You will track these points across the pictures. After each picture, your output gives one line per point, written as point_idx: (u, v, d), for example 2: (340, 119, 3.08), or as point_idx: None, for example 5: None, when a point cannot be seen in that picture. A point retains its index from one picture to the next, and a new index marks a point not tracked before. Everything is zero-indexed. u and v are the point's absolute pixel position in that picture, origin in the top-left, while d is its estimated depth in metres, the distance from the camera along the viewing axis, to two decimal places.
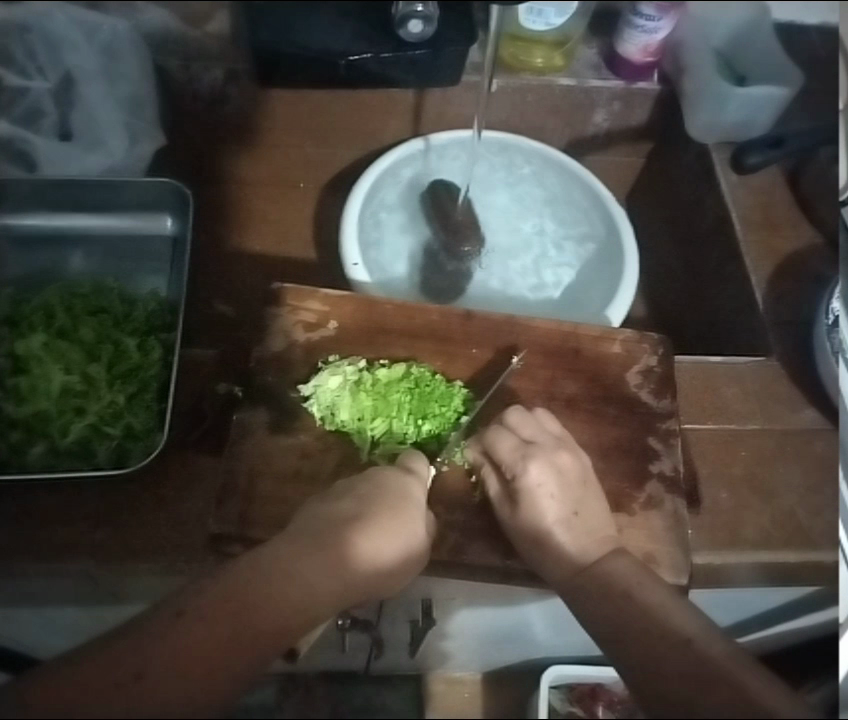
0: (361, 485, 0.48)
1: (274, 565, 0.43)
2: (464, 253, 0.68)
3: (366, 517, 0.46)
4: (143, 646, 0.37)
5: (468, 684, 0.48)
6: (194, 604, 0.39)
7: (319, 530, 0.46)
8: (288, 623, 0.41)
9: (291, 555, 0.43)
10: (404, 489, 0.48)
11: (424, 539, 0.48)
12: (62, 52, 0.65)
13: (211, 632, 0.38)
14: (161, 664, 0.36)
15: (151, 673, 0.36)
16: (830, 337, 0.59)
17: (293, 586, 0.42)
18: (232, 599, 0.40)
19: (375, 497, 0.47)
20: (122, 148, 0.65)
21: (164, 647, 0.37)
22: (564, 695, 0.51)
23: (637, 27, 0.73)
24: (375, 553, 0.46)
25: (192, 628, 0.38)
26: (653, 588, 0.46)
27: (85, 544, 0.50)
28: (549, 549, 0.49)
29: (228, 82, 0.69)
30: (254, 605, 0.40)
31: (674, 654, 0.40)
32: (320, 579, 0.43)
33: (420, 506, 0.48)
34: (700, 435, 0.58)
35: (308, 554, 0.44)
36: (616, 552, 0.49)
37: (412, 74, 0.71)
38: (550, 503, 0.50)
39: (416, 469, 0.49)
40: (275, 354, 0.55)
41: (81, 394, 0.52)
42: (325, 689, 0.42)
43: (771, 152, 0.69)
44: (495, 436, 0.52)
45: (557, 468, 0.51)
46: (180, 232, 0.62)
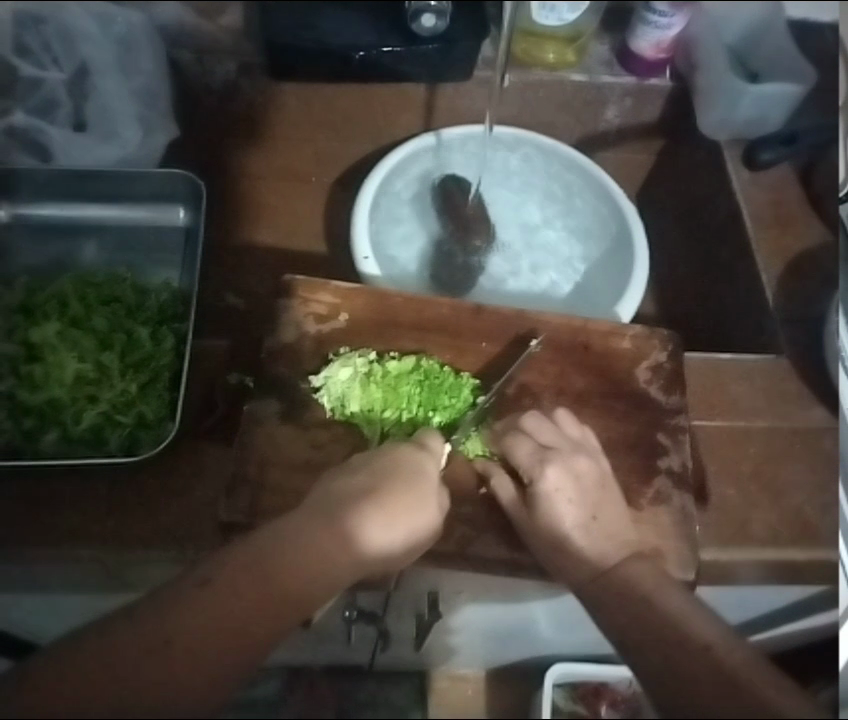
0: (377, 459, 0.49)
1: (291, 536, 0.43)
2: (474, 246, 0.68)
3: (382, 491, 0.46)
4: (167, 617, 0.38)
5: (471, 681, 0.47)
6: (216, 575, 0.41)
7: (335, 503, 0.46)
8: (307, 590, 0.41)
9: (308, 527, 0.44)
10: (418, 463, 0.48)
11: (438, 514, 0.48)
12: (75, 43, 0.67)
13: (231, 603, 0.40)
14: (185, 633, 0.38)
15: (179, 639, 0.38)
16: (838, 338, 0.60)
17: (310, 555, 0.43)
18: (252, 568, 0.41)
19: (390, 472, 0.47)
20: (134, 139, 0.64)
21: (186, 619, 0.38)
22: (568, 695, 0.49)
23: (649, 23, 0.75)
24: (390, 529, 0.46)
25: (214, 598, 0.40)
26: (670, 590, 0.44)
27: (92, 531, 0.49)
28: (565, 555, 0.47)
29: (240, 74, 0.70)
30: (272, 574, 0.41)
31: (686, 654, 0.40)
32: (338, 550, 0.44)
33: (435, 481, 0.48)
34: (708, 430, 0.58)
35: (325, 525, 0.45)
36: (635, 558, 0.47)
37: (426, 68, 0.73)
38: (568, 507, 0.49)
39: (429, 446, 0.50)
40: (286, 346, 0.56)
41: (94, 381, 0.54)
42: (329, 687, 0.43)
43: (783, 149, 0.70)
44: (513, 442, 0.52)
45: (575, 473, 0.50)
46: (193, 223, 0.62)
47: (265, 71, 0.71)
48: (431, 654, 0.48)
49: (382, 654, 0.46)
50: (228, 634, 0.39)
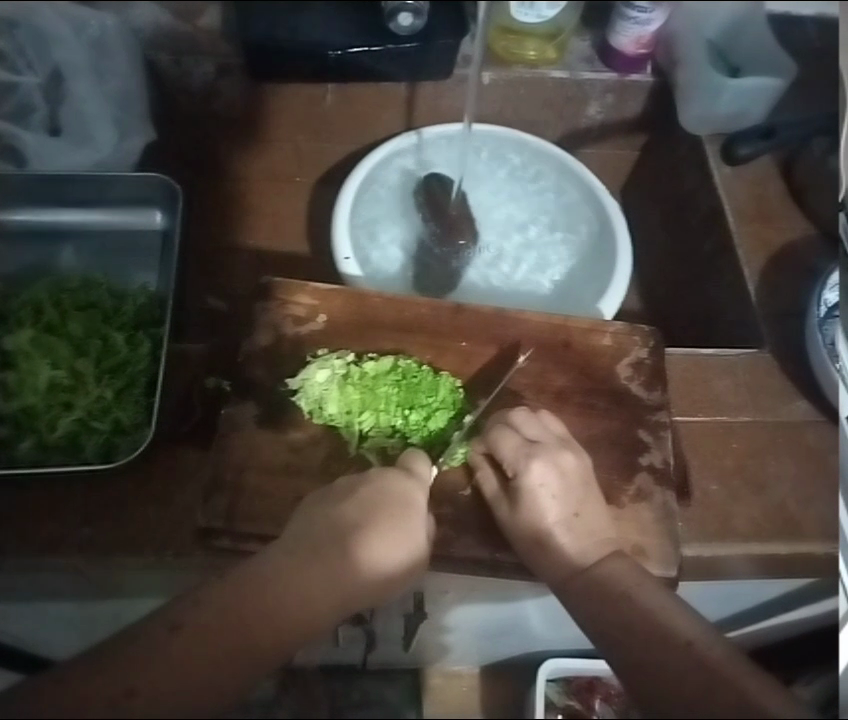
0: (361, 491, 0.47)
1: (272, 581, 0.41)
2: (459, 247, 0.67)
3: (368, 527, 0.45)
4: (144, 659, 0.35)
5: (467, 678, 0.46)
6: (191, 617, 0.37)
7: (320, 541, 0.44)
8: (287, 636, 0.39)
9: (292, 567, 0.42)
10: (407, 496, 0.47)
11: (425, 546, 0.47)
12: (50, 48, 0.65)
13: (212, 645, 0.36)
14: (164, 682, 0.34)
15: (146, 687, 0.34)
16: (820, 330, 0.58)
17: (293, 597, 0.40)
18: (230, 613, 0.38)
19: (378, 504, 0.45)
20: (110, 143, 0.64)
21: (163, 664, 0.34)
22: (560, 689, 0.50)
23: (629, 17, 0.74)
24: (377, 562, 0.44)
25: (186, 643, 0.35)
26: (653, 593, 0.43)
27: (73, 541, 0.49)
28: (549, 552, 0.47)
29: (219, 76, 0.70)
30: (253, 619, 0.38)
31: (675, 658, 0.38)
32: (321, 592, 0.41)
33: (423, 511, 0.47)
34: (691, 427, 0.57)
35: (307, 566, 0.42)
36: (615, 556, 0.46)
37: (404, 67, 0.72)
38: (551, 503, 0.48)
39: (417, 471, 0.48)
40: (263, 349, 0.55)
41: (69, 389, 0.53)
42: (323, 686, 0.40)
43: (761, 144, 0.70)
44: (499, 436, 0.51)
45: (559, 469, 0.49)
46: (169, 225, 0.62)
47: (245, 71, 0.71)
48: (422, 653, 0.46)
49: (372, 653, 0.44)
50: (209, 677, 0.35)
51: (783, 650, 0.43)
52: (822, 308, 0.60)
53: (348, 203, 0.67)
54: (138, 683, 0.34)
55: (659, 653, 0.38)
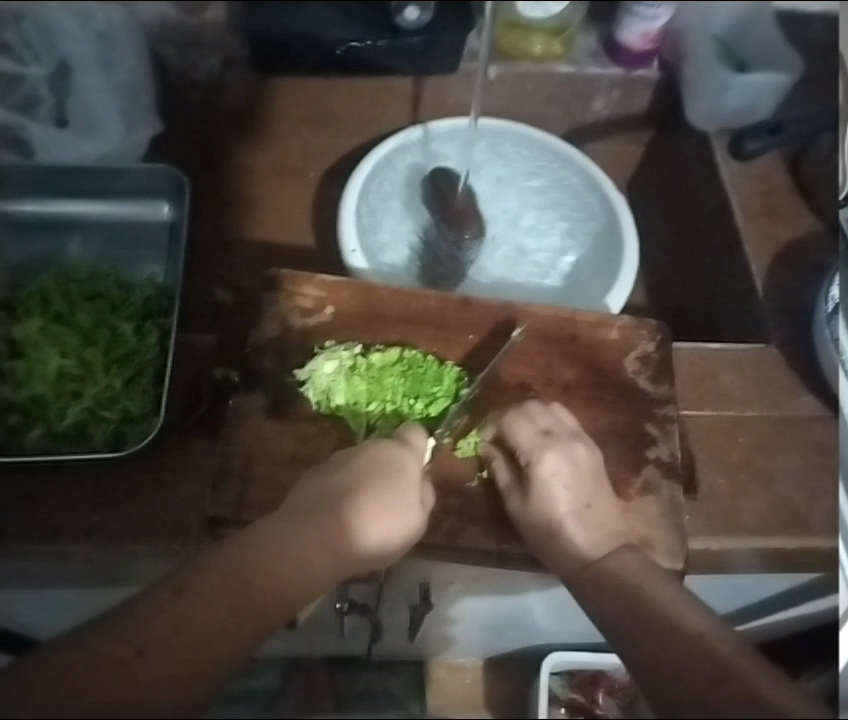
0: (356, 458, 0.48)
1: (268, 542, 0.43)
2: (464, 239, 0.66)
3: (358, 493, 0.46)
4: (149, 622, 0.37)
5: (470, 670, 0.44)
6: (194, 582, 0.40)
7: (314, 507, 0.46)
8: (284, 595, 0.41)
9: (288, 532, 0.44)
10: (399, 461, 0.47)
11: (423, 515, 0.48)
12: (56, 40, 0.66)
13: (213, 608, 0.39)
14: (166, 642, 0.36)
15: (152, 647, 0.36)
16: (827, 327, 0.59)
17: (286, 557, 0.42)
18: (228, 577, 0.41)
19: (370, 473, 0.47)
20: (118, 135, 0.65)
21: (164, 627, 0.37)
22: (564, 682, 0.45)
23: (635, 14, 0.74)
24: (371, 525, 0.45)
25: (187, 608, 0.38)
26: (665, 585, 0.43)
27: (80, 529, 0.49)
28: (558, 541, 0.47)
29: (225, 68, 0.70)
30: (250, 579, 0.41)
31: (692, 657, 0.38)
32: (313, 553, 0.43)
33: (416, 477, 0.47)
34: (698, 420, 0.57)
35: (302, 527, 0.44)
36: (624, 549, 0.47)
37: (411, 61, 0.73)
38: (563, 491, 0.49)
39: (412, 441, 0.49)
40: (272, 341, 0.55)
41: (78, 379, 0.53)
42: (326, 675, 0.40)
43: (769, 139, 0.71)
44: (514, 422, 0.51)
45: (573, 459, 0.50)
46: (177, 217, 0.62)
47: (250, 66, 0.71)
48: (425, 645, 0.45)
49: (376, 646, 0.44)
50: (206, 638, 0.37)
51: (792, 644, 0.43)
52: (829, 304, 0.60)
53: (355, 194, 0.67)
54: (146, 643, 0.36)
55: (672, 648, 0.38)
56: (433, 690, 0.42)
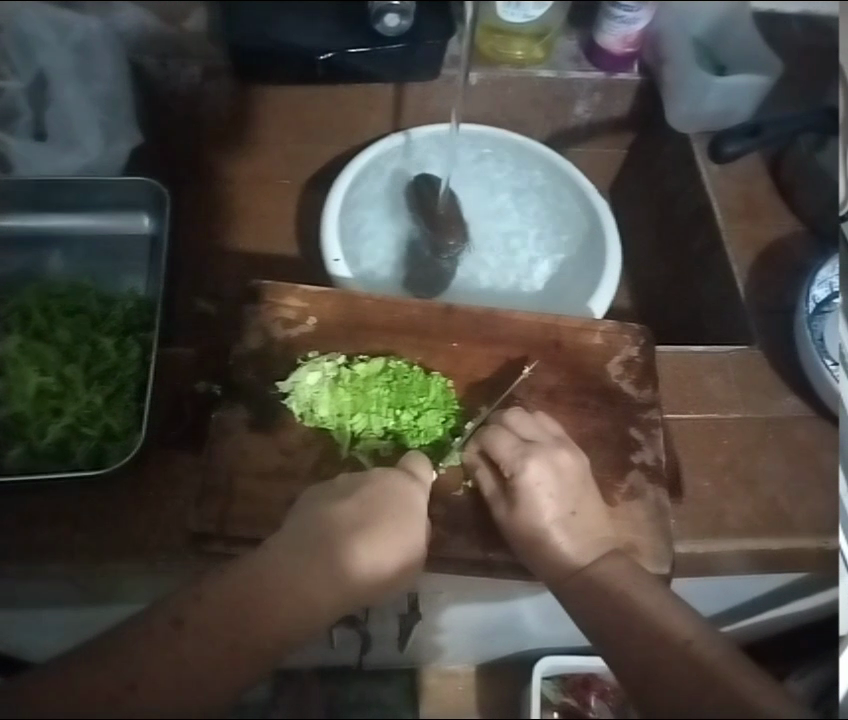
0: (363, 488, 0.47)
1: (275, 573, 0.42)
2: (449, 246, 0.67)
3: (366, 526, 0.45)
4: (144, 656, 0.35)
5: (461, 677, 0.46)
6: (194, 613, 0.38)
7: (319, 538, 0.45)
8: (290, 629, 0.39)
9: (293, 566, 0.42)
10: (407, 498, 0.47)
11: (423, 548, 0.47)
12: (34, 51, 0.66)
13: (213, 641, 0.37)
14: (162, 676, 0.35)
15: (145, 682, 0.35)
16: (809, 328, 0.58)
17: (293, 592, 0.41)
18: (229, 609, 0.39)
19: (379, 505, 0.46)
20: (97, 147, 0.64)
21: (160, 660, 0.35)
22: (556, 686, 0.49)
23: (615, 17, 0.75)
24: (377, 559, 0.45)
25: (189, 638, 0.36)
26: (649, 591, 0.43)
27: (65, 548, 0.48)
28: (544, 551, 0.47)
29: (206, 78, 0.70)
30: (254, 612, 0.39)
31: (675, 663, 0.37)
32: (320, 587, 0.42)
33: (424, 513, 0.47)
34: (682, 424, 0.57)
35: (308, 560, 0.43)
36: (610, 556, 0.46)
37: (392, 67, 0.73)
38: (548, 501, 0.48)
39: (419, 475, 0.49)
40: (254, 353, 0.55)
41: (58, 395, 0.53)
42: (320, 688, 0.40)
43: (749, 140, 0.70)
44: (494, 436, 0.51)
45: (555, 467, 0.50)
46: (158, 230, 0.61)
47: (233, 75, 0.71)
48: (416, 653, 0.46)
49: (368, 654, 0.43)
50: (205, 673, 0.35)
51: (779, 648, 0.43)
52: (811, 305, 0.60)
53: (336, 202, 0.67)
54: (138, 677, 0.35)
55: (654, 653, 0.38)
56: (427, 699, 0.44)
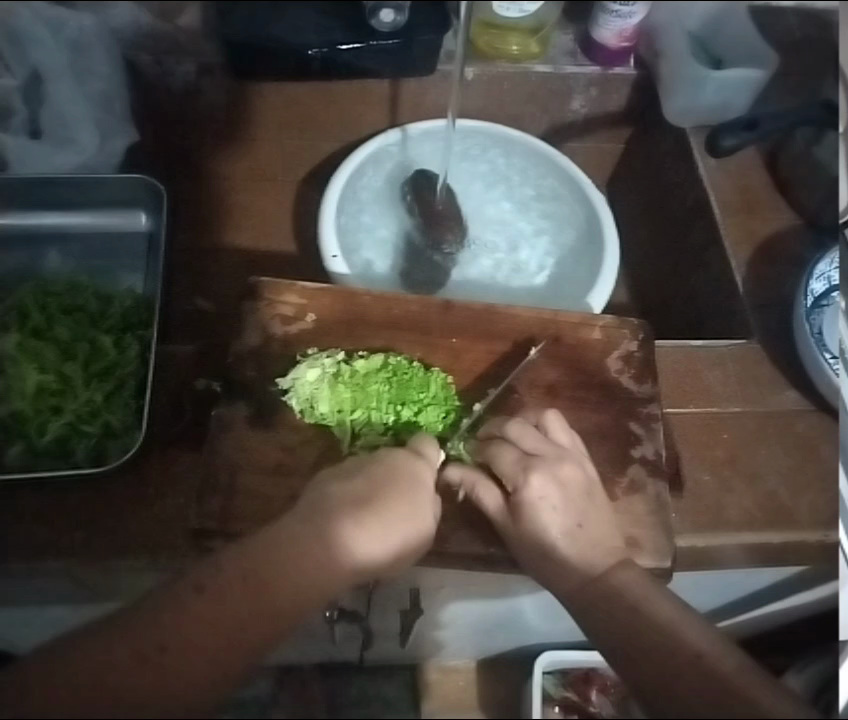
0: (375, 465, 0.47)
1: (289, 540, 0.41)
2: (447, 242, 0.67)
3: (378, 497, 0.45)
4: (171, 617, 0.35)
5: (462, 674, 0.50)
6: (214, 580, 0.38)
7: (331, 507, 0.45)
8: (307, 595, 0.39)
9: (306, 535, 0.42)
10: (418, 471, 0.47)
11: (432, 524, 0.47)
12: (27, 48, 0.65)
13: (235, 605, 0.37)
14: (191, 636, 0.34)
15: (174, 643, 0.34)
16: (808, 322, 0.57)
17: (309, 558, 0.41)
18: (248, 573, 0.39)
19: (390, 479, 0.46)
20: (93, 145, 0.64)
21: (186, 622, 0.35)
22: (558, 681, 0.49)
23: (612, 12, 0.74)
24: (388, 530, 0.44)
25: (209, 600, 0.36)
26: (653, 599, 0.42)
27: (65, 544, 0.47)
28: (552, 567, 0.46)
29: (200, 75, 0.69)
30: (273, 575, 0.39)
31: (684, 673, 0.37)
32: (335, 555, 0.42)
33: (432, 488, 0.47)
34: (682, 418, 0.58)
35: (321, 529, 0.43)
36: (620, 565, 0.46)
37: (386, 63, 0.72)
38: (553, 514, 0.47)
39: (426, 454, 0.49)
40: (253, 349, 0.55)
41: (57, 393, 0.53)
42: (321, 684, 0.41)
43: (745, 134, 0.70)
44: (496, 450, 0.50)
45: (559, 480, 0.49)
46: (154, 227, 0.61)
47: (225, 72, 0.70)
48: (418, 649, 0.48)
49: (369, 651, 0.44)
50: (230, 635, 0.35)
51: (780, 642, 0.43)
52: (809, 298, 0.58)
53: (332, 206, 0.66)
54: (168, 638, 0.34)
55: (663, 663, 0.38)
56: (429, 696, 0.47)
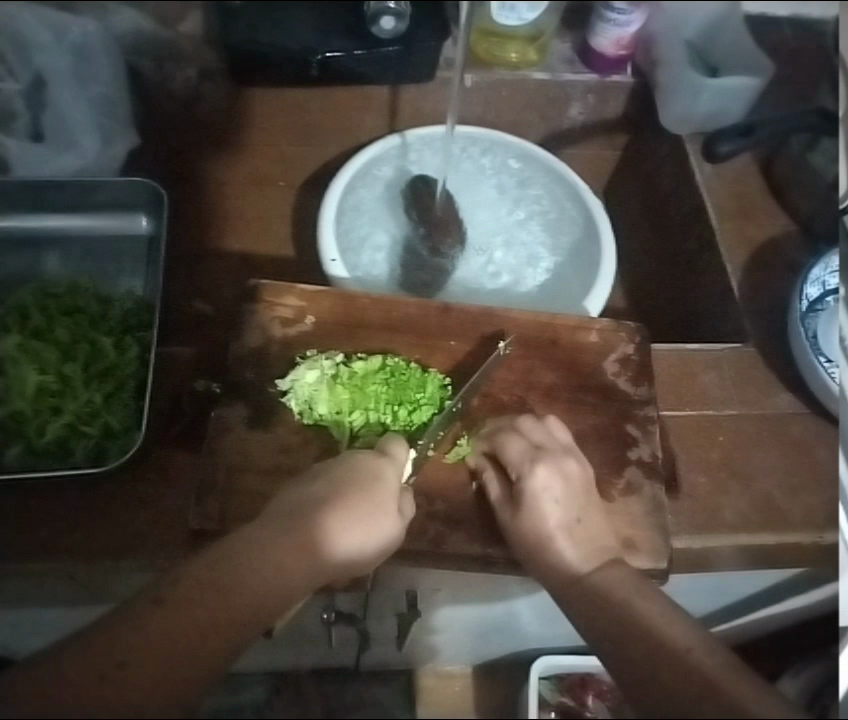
0: (334, 469, 0.47)
1: (244, 551, 0.42)
2: (446, 245, 0.67)
3: (335, 501, 0.45)
4: (129, 636, 0.35)
5: (458, 678, 0.46)
6: (171, 592, 0.38)
7: (291, 516, 0.45)
8: (261, 603, 0.40)
9: (265, 542, 0.42)
10: (377, 470, 0.47)
11: (400, 525, 0.47)
12: (30, 53, 0.65)
13: (192, 617, 0.37)
14: (145, 652, 0.34)
15: (131, 660, 0.34)
16: (803, 324, 0.58)
17: (263, 565, 0.41)
18: (204, 587, 0.39)
19: (348, 480, 0.46)
20: (95, 148, 0.65)
21: (142, 639, 0.35)
22: (554, 686, 0.49)
23: (608, 20, 0.74)
24: (348, 533, 0.44)
25: (164, 617, 0.36)
26: (646, 598, 0.43)
27: (64, 543, 0.49)
28: (547, 558, 0.47)
29: (201, 80, 0.70)
30: (226, 587, 0.39)
31: (676, 673, 0.37)
32: (292, 561, 0.42)
33: (396, 486, 0.47)
34: (678, 420, 0.58)
35: (279, 536, 0.43)
36: (611, 561, 0.46)
37: (385, 70, 0.72)
38: (554, 507, 0.48)
39: (392, 453, 0.49)
40: (252, 351, 0.55)
41: (57, 393, 0.53)
42: (316, 688, 0.40)
43: (740, 140, 0.71)
44: (505, 438, 0.51)
45: (564, 474, 0.50)
46: (155, 230, 0.62)
47: (227, 77, 0.71)
48: (414, 652, 0.46)
49: (367, 654, 0.45)
50: (188, 647, 0.35)
51: (776, 643, 0.43)
52: (804, 302, 0.59)
53: (334, 203, 0.67)
54: (125, 655, 0.34)
55: (657, 660, 0.38)
56: (422, 698, 0.44)
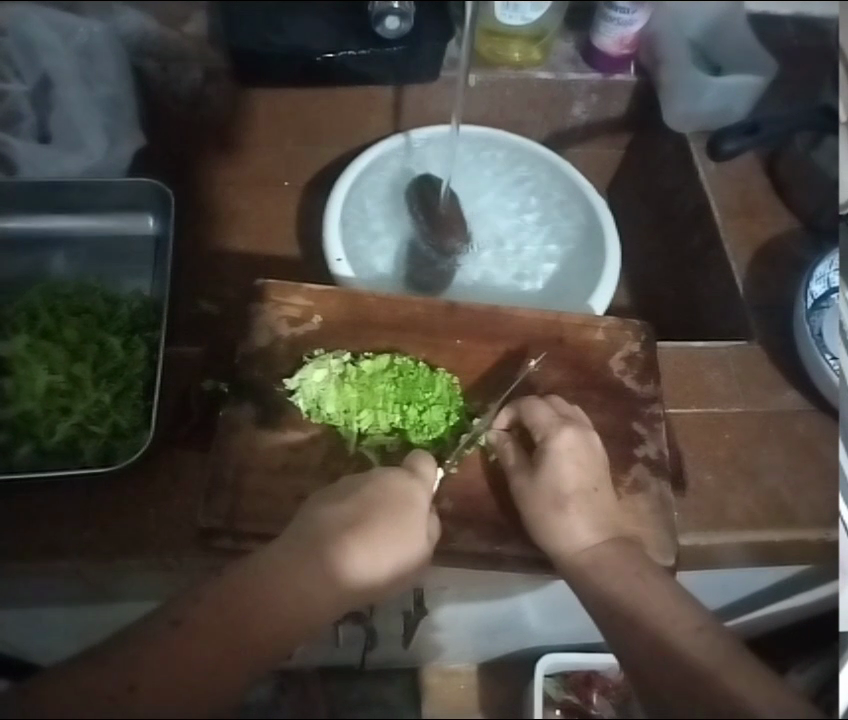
0: (363, 489, 0.48)
1: (270, 573, 0.42)
2: (450, 246, 0.68)
3: (364, 526, 0.45)
4: (142, 657, 0.35)
5: (464, 676, 0.44)
6: (191, 615, 0.38)
7: (318, 540, 0.45)
8: (286, 630, 0.39)
9: (291, 565, 0.42)
10: (406, 494, 0.47)
11: (425, 546, 0.47)
12: (38, 53, 0.65)
13: (211, 638, 0.37)
14: (157, 673, 0.35)
15: (144, 683, 0.35)
16: (808, 323, 0.59)
17: (290, 593, 0.41)
18: (226, 609, 0.39)
19: (377, 504, 0.46)
20: (102, 149, 0.65)
21: (159, 660, 0.35)
22: (558, 684, 0.45)
23: (612, 18, 0.74)
24: (374, 558, 0.44)
25: (187, 638, 0.36)
26: (649, 589, 0.43)
27: (74, 543, 0.49)
28: (558, 530, 0.48)
29: (207, 82, 0.70)
30: (251, 614, 0.39)
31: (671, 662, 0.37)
32: (319, 586, 0.42)
33: (425, 510, 0.47)
34: (683, 418, 0.58)
35: (304, 561, 0.43)
36: (617, 551, 0.47)
37: (390, 70, 0.71)
38: (574, 468, 0.50)
39: (422, 472, 0.49)
40: (260, 351, 0.55)
41: (66, 393, 0.53)
42: (322, 686, 0.39)
43: (746, 139, 0.71)
44: (530, 405, 0.53)
45: (589, 445, 0.51)
46: (162, 231, 0.62)
47: (230, 76, 0.71)
48: (420, 650, 0.45)
49: (372, 652, 0.42)
50: (206, 670, 0.35)
51: (781, 637, 0.43)
52: (809, 300, 0.60)
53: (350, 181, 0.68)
54: (137, 678, 0.35)
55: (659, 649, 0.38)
56: (429, 699, 0.42)
